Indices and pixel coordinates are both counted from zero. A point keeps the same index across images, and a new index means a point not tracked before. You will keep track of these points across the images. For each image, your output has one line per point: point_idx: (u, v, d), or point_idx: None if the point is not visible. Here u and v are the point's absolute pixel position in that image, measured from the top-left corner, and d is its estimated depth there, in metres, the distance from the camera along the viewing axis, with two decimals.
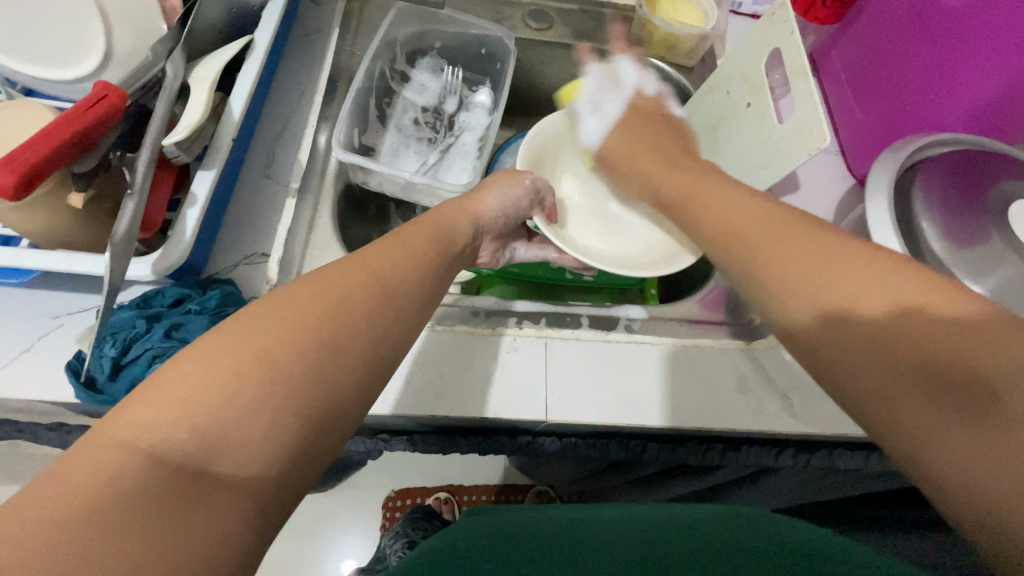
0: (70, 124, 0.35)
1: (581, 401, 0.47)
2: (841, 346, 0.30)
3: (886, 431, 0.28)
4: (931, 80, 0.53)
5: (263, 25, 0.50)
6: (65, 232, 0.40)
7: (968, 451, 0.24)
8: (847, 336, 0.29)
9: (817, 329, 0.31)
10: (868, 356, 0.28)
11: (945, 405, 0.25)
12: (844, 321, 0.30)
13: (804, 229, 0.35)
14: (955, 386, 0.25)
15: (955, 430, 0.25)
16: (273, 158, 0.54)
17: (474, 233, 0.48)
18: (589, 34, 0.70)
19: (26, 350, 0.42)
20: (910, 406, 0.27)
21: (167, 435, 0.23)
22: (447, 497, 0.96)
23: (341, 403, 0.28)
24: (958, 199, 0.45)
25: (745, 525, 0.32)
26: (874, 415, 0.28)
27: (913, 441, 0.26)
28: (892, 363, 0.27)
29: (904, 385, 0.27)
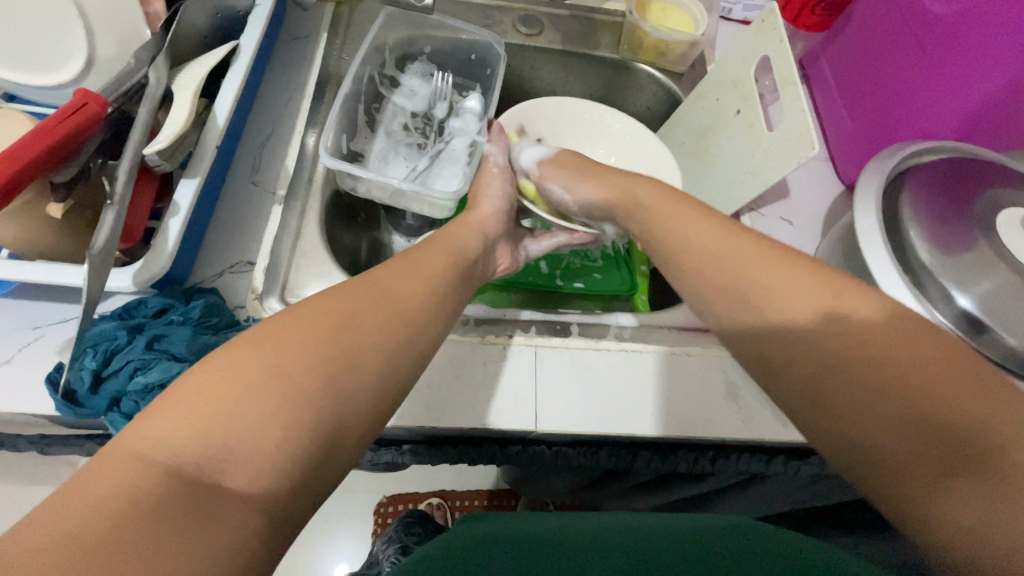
0: (51, 133, 0.35)
1: (571, 410, 0.47)
2: (838, 386, 0.30)
3: (879, 482, 0.28)
4: (920, 88, 0.53)
5: (249, 31, 0.50)
6: (47, 241, 0.39)
7: (963, 507, 0.25)
8: (848, 378, 0.29)
9: (815, 367, 0.31)
10: (868, 402, 0.29)
11: (940, 458, 0.26)
12: (844, 361, 0.30)
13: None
14: (952, 441, 0.26)
15: (953, 487, 0.25)
16: (260, 165, 0.53)
17: (484, 246, 0.47)
18: (580, 40, 0.70)
19: (6, 362, 0.41)
20: (906, 457, 0.27)
21: (149, 456, 0.22)
22: (439, 502, 0.95)
23: (340, 421, 0.27)
24: (946, 210, 0.45)
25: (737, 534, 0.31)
26: (868, 465, 0.28)
27: (908, 493, 0.27)
28: (897, 406, 0.28)
29: (901, 435, 0.27)
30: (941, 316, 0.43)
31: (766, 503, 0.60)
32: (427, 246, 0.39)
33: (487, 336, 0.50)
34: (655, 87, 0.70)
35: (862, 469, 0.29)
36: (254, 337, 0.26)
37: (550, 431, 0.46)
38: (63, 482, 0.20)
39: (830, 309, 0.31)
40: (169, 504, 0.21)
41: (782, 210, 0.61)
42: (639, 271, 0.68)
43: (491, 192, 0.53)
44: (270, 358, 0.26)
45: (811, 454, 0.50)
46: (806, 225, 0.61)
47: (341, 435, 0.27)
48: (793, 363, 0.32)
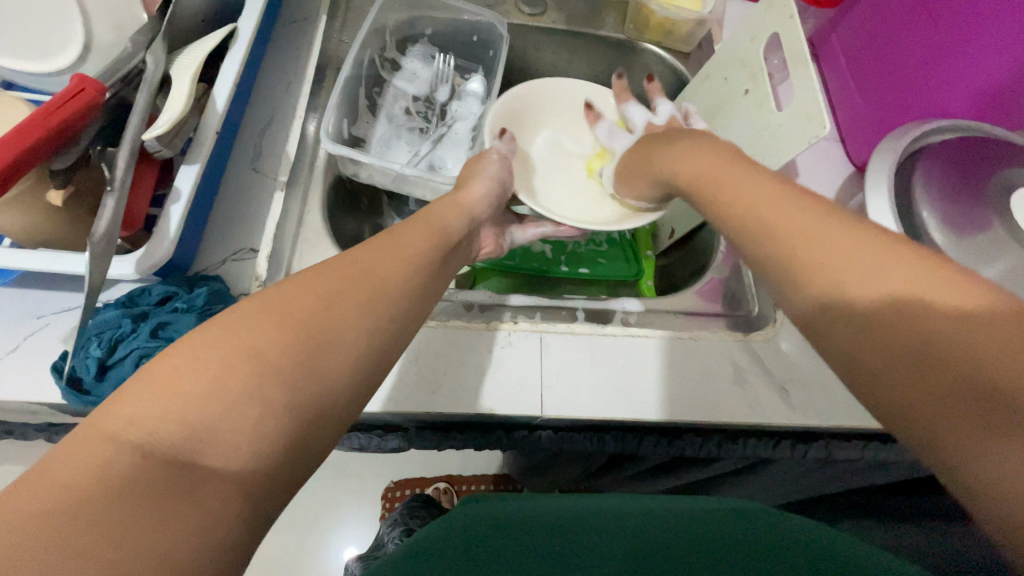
0: (46, 120, 0.34)
1: (578, 395, 0.47)
2: (872, 328, 0.25)
3: (918, 441, 0.23)
4: (934, 64, 0.52)
5: (247, 13, 0.49)
6: (49, 229, 0.39)
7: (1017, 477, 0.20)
8: (884, 321, 0.24)
9: (847, 308, 0.26)
10: (909, 345, 0.23)
11: (976, 412, 0.21)
12: (881, 303, 0.25)
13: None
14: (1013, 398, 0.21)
15: (1002, 449, 0.20)
16: (261, 151, 0.53)
17: (467, 228, 0.46)
18: (584, 20, 0.68)
19: (12, 351, 0.41)
20: (951, 411, 0.22)
21: (155, 443, 0.22)
22: (446, 487, 0.96)
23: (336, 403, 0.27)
24: (957, 188, 0.44)
25: (748, 523, 0.31)
26: (904, 422, 0.23)
27: (945, 452, 0.22)
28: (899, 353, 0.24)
29: (947, 388, 0.22)
30: None
31: (771, 486, 0.60)
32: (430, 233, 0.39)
33: (491, 322, 0.49)
34: (661, 67, 0.69)
35: (901, 426, 0.23)
36: (257, 321, 0.26)
37: (555, 415, 0.46)
38: (69, 467, 0.20)
39: (858, 248, 0.27)
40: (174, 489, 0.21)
41: None
42: (645, 256, 0.68)
43: (484, 175, 0.52)
44: (273, 343, 0.25)
45: (818, 438, 0.50)
46: None
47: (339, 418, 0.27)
48: (818, 303, 0.27)
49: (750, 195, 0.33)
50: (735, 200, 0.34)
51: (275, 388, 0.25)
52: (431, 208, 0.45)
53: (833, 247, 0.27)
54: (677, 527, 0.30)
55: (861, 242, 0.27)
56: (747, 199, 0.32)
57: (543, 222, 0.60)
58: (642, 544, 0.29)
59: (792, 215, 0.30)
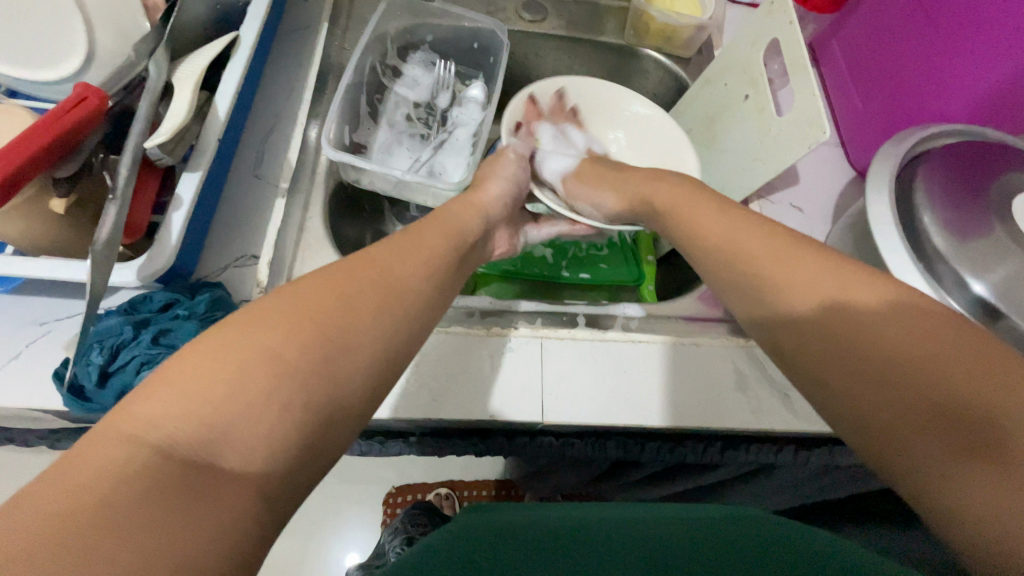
0: (50, 128, 0.34)
1: (579, 401, 0.47)
2: (853, 357, 0.29)
3: (885, 455, 0.27)
4: (936, 69, 0.52)
5: (249, 21, 0.49)
6: (52, 236, 0.39)
7: (969, 491, 0.24)
8: (860, 354, 0.29)
9: (828, 339, 0.30)
10: (880, 375, 0.28)
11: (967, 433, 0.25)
12: (860, 337, 0.29)
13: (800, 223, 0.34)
14: (965, 422, 0.25)
15: (953, 464, 0.24)
16: (263, 158, 0.53)
17: (484, 229, 0.46)
18: (585, 26, 0.68)
19: (15, 358, 0.41)
20: (913, 431, 0.26)
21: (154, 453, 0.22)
22: (447, 493, 0.99)
23: (339, 410, 0.26)
24: (960, 191, 0.44)
25: (749, 530, 0.31)
26: (873, 438, 0.27)
27: (907, 467, 0.26)
28: (895, 379, 0.27)
29: (910, 410, 0.26)
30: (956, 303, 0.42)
31: (773, 493, 0.59)
32: (436, 234, 0.39)
33: (492, 328, 0.49)
34: (662, 72, 0.69)
35: (872, 442, 0.28)
36: (259, 328, 0.26)
37: (557, 421, 0.46)
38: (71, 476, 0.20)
39: (841, 287, 0.31)
40: (175, 497, 0.21)
41: (791, 198, 0.60)
42: (646, 261, 0.68)
43: (501, 176, 0.53)
44: (275, 350, 0.25)
45: (820, 444, 0.50)
46: (816, 212, 0.60)
47: (342, 424, 0.27)
48: (807, 332, 0.31)
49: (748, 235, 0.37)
50: (744, 231, 0.37)
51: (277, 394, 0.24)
52: (447, 208, 0.45)
53: (827, 286, 0.32)
54: (678, 535, 0.30)
55: (848, 284, 0.31)
56: (751, 237, 0.37)
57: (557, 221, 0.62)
58: (644, 551, 0.29)
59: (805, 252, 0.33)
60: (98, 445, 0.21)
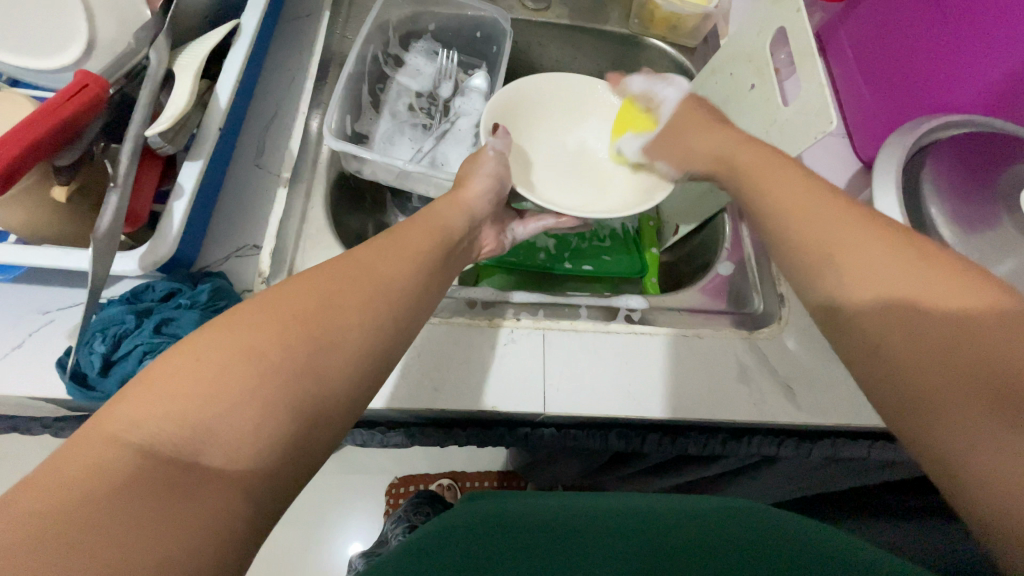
0: (50, 116, 0.34)
1: (580, 392, 0.46)
2: (903, 337, 0.28)
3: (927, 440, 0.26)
4: (946, 58, 0.51)
5: (251, 9, 0.49)
6: (53, 225, 0.39)
7: (994, 453, 0.23)
8: (909, 335, 0.28)
9: (878, 317, 0.29)
10: (928, 357, 0.27)
11: (980, 392, 0.25)
12: (908, 319, 0.28)
13: (811, 207, 0.35)
14: (1010, 400, 0.24)
15: (998, 444, 0.23)
16: (264, 147, 0.53)
17: (469, 225, 0.46)
18: (588, 15, 0.68)
19: (17, 346, 0.41)
20: (960, 411, 0.25)
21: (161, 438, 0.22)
22: (450, 483, 0.98)
23: (331, 401, 0.27)
24: (964, 183, 0.44)
25: (747, 523, 0.31)
26: (920, 419, 0.26)
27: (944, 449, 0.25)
28: (916, 344, 0.27)
29: (958, 387, 0.25)
30: None
31: (775, 486, 0.59)
32: (428, 236, 0.39)
33: (493, 319, 0.49)
34: (665, 62, 0.68)
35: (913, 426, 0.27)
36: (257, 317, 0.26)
37: (558, 412, 0.46)
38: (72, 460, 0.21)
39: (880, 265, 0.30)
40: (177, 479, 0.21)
41: None
42: (648, 253, 0.67)
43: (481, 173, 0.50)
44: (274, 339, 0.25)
45: (823, 436, 0.49)
46: None
47: (336, 414, 0.27)
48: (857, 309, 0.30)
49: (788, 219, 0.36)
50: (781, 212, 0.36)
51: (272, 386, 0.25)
52: (432, 207, 0.45)
53: (855, 264, 0.31)
54: (679, 528, 0.30)
55: (906, 266, 0.29)
56: (792, 216, 0.35)
57: (545, 214, 0.59)
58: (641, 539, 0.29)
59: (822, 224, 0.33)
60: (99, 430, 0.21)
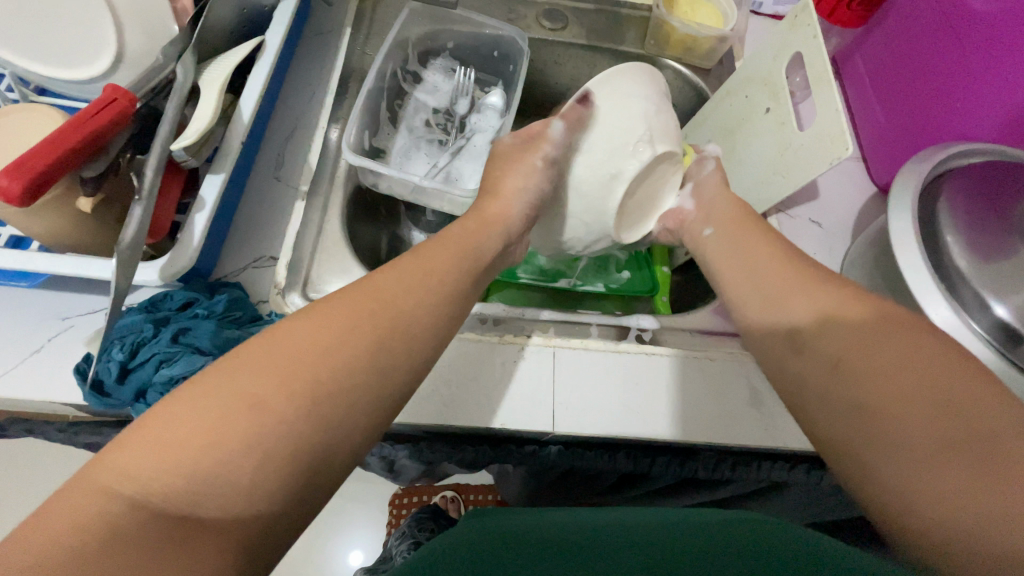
0: (78, 130, 0.35)
1: (589, 412, 0.46)
2: (876, 380, 0.32)
3: (875, 469, 0.30)
4: (962, 86, 0.51)
5: (275, 26, 0.50)
6: (76, 235, 0.40)
7: (936, 472, 0.28)
8: (873, 380, 0.32)
9: (838, 358, 0.34)
10: (886, 400, 0.31)
11: (932, 417, 0.30)
12: (882, 363, 0.32)
13: (794, 263, 0.41)
14: (955, 424, 0.29)
15: (954, 479, 0.27)
16: (283, 160, 0.54)
17: (505, 237, 0.45)
18: (605, 35, 0.68)
19: (36, 352, 0.42)
20: (919, 448, 0.29)
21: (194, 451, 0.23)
22: (453, 496, 0.97)
23: (336, 416, 0.27)
24: (982, 214, 0.44)
25: (770, 532, 0.30)
26: (872, 430, 0.31)
27: (890, 474, 0.30)
28: (880, 369, 0.32)
29: (899, 426, 0.30)
30: (977, 326, 0.41)
31: (784, 510, 0.59)
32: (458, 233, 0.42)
33: (505, 336, 0.49)
34: (679, 83, 0.69)
35: (861, 457, 0.31)
36: None
37: (567, 432, 0.46)
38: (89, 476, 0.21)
39: (843, 317, 0.36)
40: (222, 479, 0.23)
41: (810, 213, 0.60)
42: (660, 271, 0.68)
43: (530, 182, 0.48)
44: None
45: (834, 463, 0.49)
46: (835, 227, 0.59)
47: (340, 431, 0.28)
48: (821, 355, 0.35)
49: (755, 280, 0.42)
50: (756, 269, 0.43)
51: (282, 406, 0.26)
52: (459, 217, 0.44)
53: (836, 303, 0.37)
54: (700, 540, 0.30)
55: (878, 310, 0.35)
56: (776, 267, 0.41)
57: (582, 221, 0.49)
58: (645, 560, 0.29)
59: (807, 271, 0.40)
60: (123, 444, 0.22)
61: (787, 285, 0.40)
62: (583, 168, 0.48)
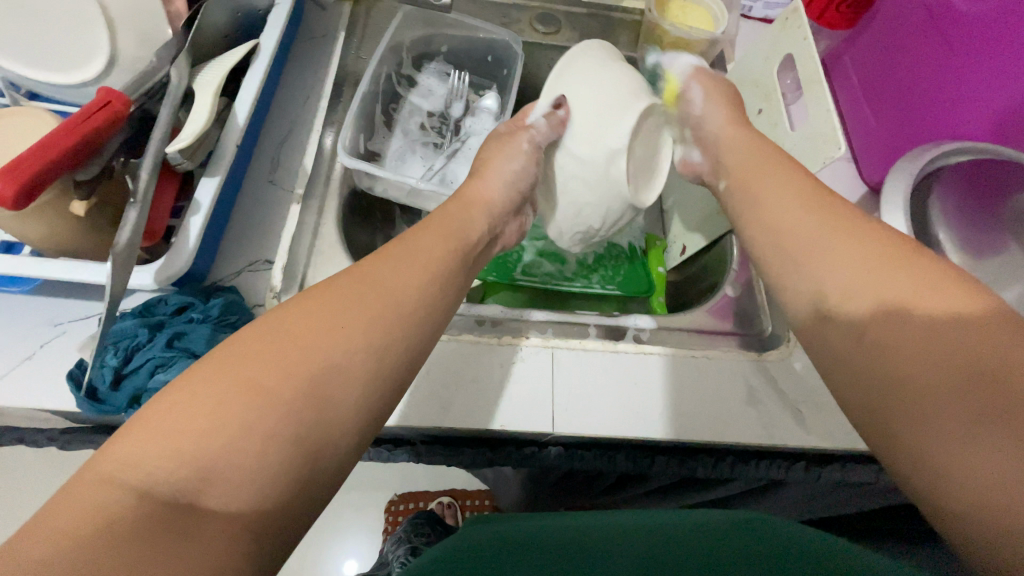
0: (70, 134, 0.35)
1: (587, 412, 0.46)
2: (908, 340, 0.29)
3: (905, 435, 0.28)
4: (951, 84, 0.51)
5: (269, 30, 0.50)
6: (68, 241, 0.40)
7: (970, 438, 0.25)
8: (901, 339, 0.30)
9: (866, 314, 0.32)
10: (915, 359, 0.29)
11: (967, 380, 0.27)
12: (916, 324, 0.30)
13: (816, 206, 0.38)
14: (999, 388, 0.26)
15: (992, 443, 0.25)
16: (278, 163, 0.54)
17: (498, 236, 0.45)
18: (597, 39, 0.69)
19: (28, 359, 0.41)
20: (950, 413, 0.27)
21: (192, 456, 0.23)
22: (450, 501, 0.97)
23: (334, 423, 0.27)
24: (971, 213, 0.45)
25: (776, 542, 0.30)
26: (899, 391, 0.29)
27: (922, 433, 0.27)
28: (909, 328, 0.30)
29: (939, 386, 0.27)
30: None
31: (781, 509, 0.59)
32: (447, 224, 0.41)
33: (503, 338, 0.49)
34: None
35: (900, 451, 0.28)
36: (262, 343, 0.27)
37: (566, 433, 0.45)
38: None
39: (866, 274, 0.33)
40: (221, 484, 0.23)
41: None
42: (656, 272, 0.69)
43: (508, 173, 0.49)
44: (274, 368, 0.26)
45: (832, 461, 0.49)
46: None
47: (337, 439, 0.27)
48: (839, 343, 0.33)
49: (774, 226, 0.40)
50: (767, 225, 0.40)
51: (273, 413, 0.25)
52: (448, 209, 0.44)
53: (861, 255, 0.33)
54: (703, 541, 0.29)
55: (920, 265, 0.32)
56: (798, 215, 0.38)
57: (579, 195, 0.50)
58: (649, 554, 0.29)
59: (832, 219, 0.36)
60: (165, 420, 0.24)
61: (804, 235, 0.37)
62: (567, 153, 0.49)
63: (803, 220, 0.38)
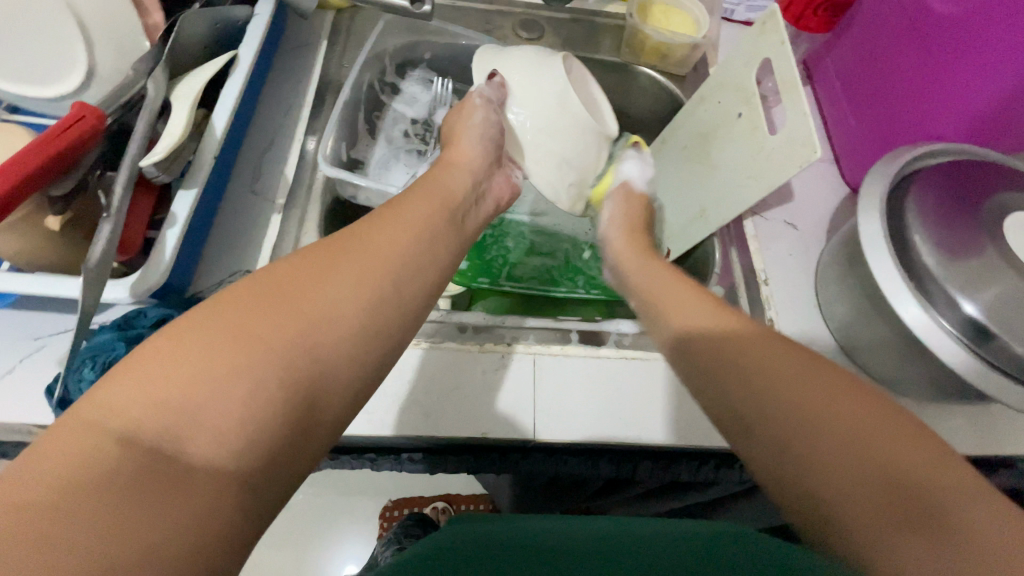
0: (42, 148, 0.35)
1: (569, 417, 0.47)
2: (808, 438, 0.29)
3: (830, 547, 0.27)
4: (929, 86, 0.51)
5: (248, 42, 0.50)
6: (45, 254, 0.40)
7: (894, 549, 0.25)
8: (805, 439, 0.29)
9: (763, 413, 0.31)
10: (821, 462, 0.28)
11: (872, 483, 0.26)
12: (810, 422, 0.29)
13: (694, 299, 0.39)
14: (903, 488, 0.26)
15: (913, 554, 0.24)
16: (260, 173, 0.54)
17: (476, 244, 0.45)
18: (580, 44, 0.69)
19: (7, 373, 0.41)
20: (870, 523, 0.26)
21: None
22: (444, 506, 0.97)
23: (305, 435, 0.27)
24: (951, 209, 0.44)
25: (749, 553, 0.29)
26: (813, 498, 0.28)
27: (847, 543, 0.26)
28: (806, 427, 0.29)
29: (849, 494, 0.27)
30: (946, 323, 0.41)
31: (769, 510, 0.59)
32: (430, 208, 0.40)
33: (485, 345, 0.49)
34: (657, 90, 0.69)
35: None
36: None
37: (549, 439, 0.46)
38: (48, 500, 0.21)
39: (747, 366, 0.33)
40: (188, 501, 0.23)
41: (784, 214, 0.61)
42: None
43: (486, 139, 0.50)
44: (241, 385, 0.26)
45: None
46: (810, 229, 0.60)
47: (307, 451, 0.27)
48: (762, 460, 0.30)
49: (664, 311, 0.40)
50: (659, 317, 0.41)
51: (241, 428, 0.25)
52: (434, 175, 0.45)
53: (743, 348, 0.34)
54: (676, 553, 0.29)
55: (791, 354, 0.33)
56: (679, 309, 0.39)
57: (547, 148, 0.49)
58: (615, 560, 0.29)
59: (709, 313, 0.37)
60: None
61: (689, 328, 0.37)
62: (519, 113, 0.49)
63: (688, 311, 0.38)
